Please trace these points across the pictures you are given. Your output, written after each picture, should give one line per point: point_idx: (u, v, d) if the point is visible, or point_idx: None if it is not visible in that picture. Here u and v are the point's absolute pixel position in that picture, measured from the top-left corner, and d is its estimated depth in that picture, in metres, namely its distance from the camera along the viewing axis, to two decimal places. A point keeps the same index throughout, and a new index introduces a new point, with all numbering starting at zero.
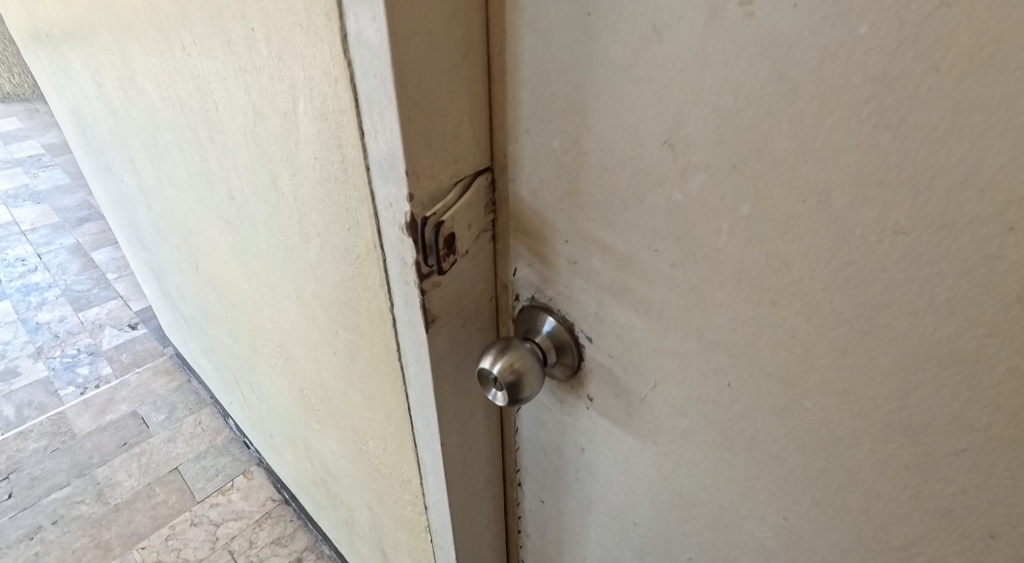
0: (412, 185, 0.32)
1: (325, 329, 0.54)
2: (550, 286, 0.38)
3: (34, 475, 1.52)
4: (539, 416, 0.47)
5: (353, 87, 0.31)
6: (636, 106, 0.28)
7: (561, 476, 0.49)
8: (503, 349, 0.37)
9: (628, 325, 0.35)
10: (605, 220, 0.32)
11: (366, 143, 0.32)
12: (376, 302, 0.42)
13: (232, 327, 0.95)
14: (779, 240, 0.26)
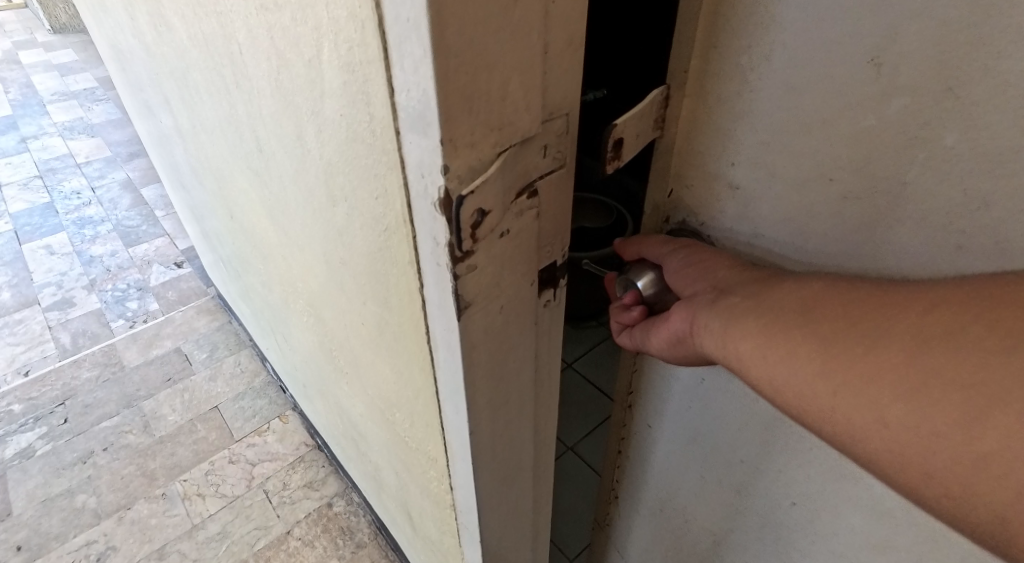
0: (449, 155, 0.27)
1: (353, 297, 0.50)
2: (703, 211, 0.42)
3: (87, 402, 1.58)
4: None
5: (383, 34, 0.25)
6: (849, 20, 0.29)
7: (686, 391, 0.51)
8: (650, 269, 0.43)
9: (782, 258, 0.39)
10: (777, 144, 0.35)
11: (397, 100, 0.27)
12: (405, 279, 0.37)
13: (265, 278, 0.93)
14: (982, 171, 0.29)
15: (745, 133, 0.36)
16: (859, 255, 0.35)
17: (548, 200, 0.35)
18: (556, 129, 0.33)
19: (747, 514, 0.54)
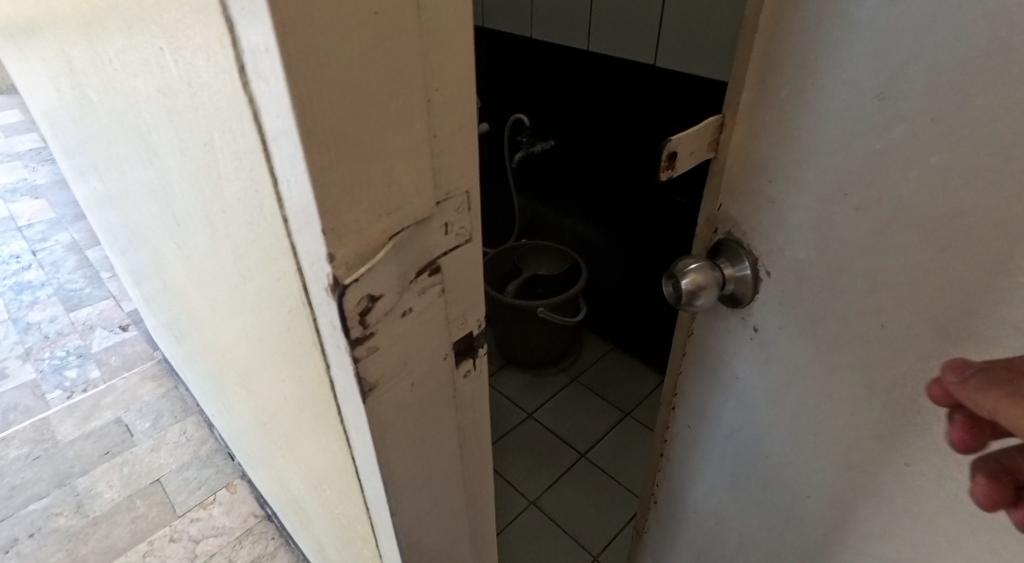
0: (333, 244, 0.27)
1: (275, 372, 0.49)
2: (745, 223, 0.49)
3: (14, 483, 1.48)
4: (706, 347, 0.58)
5: (259, 128, 0.25)
6: (864, 56, 0.37)
7: (717, 390, 0.59)
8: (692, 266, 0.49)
9: (804, 263, 0.46)
10: (802, 159, 0.43)
11: (281, 191, 0.27)
12: (313, 360, 0.37)
13: (202, 344, 0.90)
14: (964, 184, 0.35)
15: (782, 152, 0.44)
16: (863, 277, 0.42)
17: (456, 273, 0.36)
18: (456, 205, 0.33)
19: (765, 514, 0.60)
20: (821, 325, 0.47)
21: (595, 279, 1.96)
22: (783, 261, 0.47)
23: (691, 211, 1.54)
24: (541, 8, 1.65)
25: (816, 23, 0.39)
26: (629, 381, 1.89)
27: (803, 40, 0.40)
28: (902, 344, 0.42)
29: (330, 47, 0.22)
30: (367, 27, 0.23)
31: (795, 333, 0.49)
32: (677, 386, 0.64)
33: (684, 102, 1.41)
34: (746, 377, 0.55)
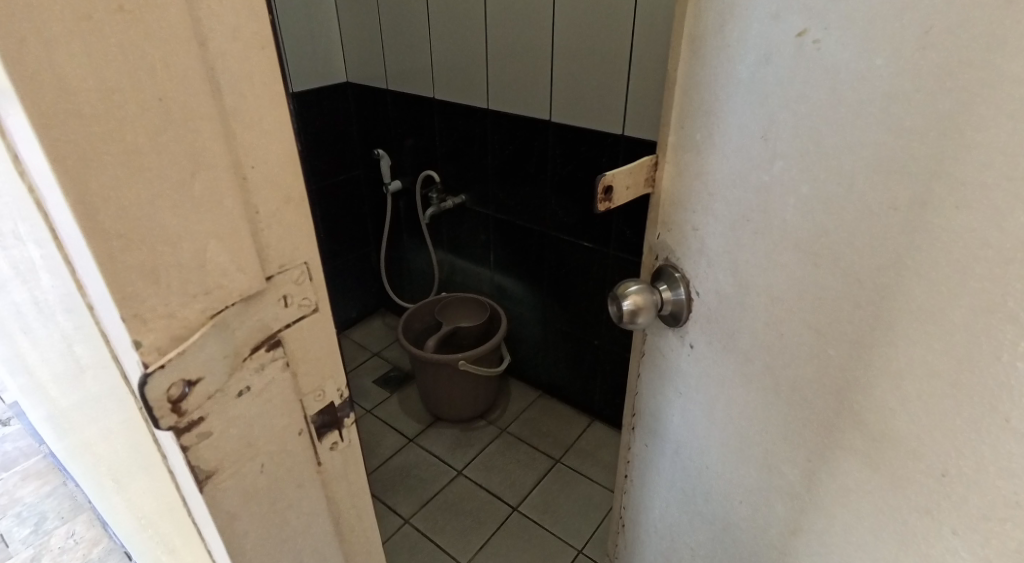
0: (137, 329, 0.29)
1: (129, 464, 0.46)
2: (679, 249, 0.61)
3: None
4: (657, 362, 0.69)
5: (51, 223, 0.28)
6: (749, 108, 0.49)
7: (666, 404, 0.70)
8: (630, 291, 0.61)
9: (722, 284, 0.57)
10: (713, 193, 0.55)
11: (85, 286, 0.29)
12: (149, 448, 0.36)
13: (77, 443, 0.83)
14: (826, 207, 0.46)
15: (700, 187, 0.56)
16: (762, 289, 0.53)
17: (300, 345, 0.37)
18: (289, 278, 0.35)
19: (713, 516, 0.69)
20: (734, 341, 0.58)
21: (516, 327, 1.97)
22: (705, 283, 0.59)
23: (599, 255, 1.59)
24: (440, 69, 1.69)
25: (717, 83, 0.51)
26: (558, 427, 1.89)
27: (709, 97, 0.52)
28: (789, 351, 0.52)
29: (105, 148, 0.26)
30: (148, 111, 0.27)
31: (716, 346, 0.60)
32: (638, 398, 0.75)
33: (581, 151, 1.48)
34: (685, 387, 0.66)
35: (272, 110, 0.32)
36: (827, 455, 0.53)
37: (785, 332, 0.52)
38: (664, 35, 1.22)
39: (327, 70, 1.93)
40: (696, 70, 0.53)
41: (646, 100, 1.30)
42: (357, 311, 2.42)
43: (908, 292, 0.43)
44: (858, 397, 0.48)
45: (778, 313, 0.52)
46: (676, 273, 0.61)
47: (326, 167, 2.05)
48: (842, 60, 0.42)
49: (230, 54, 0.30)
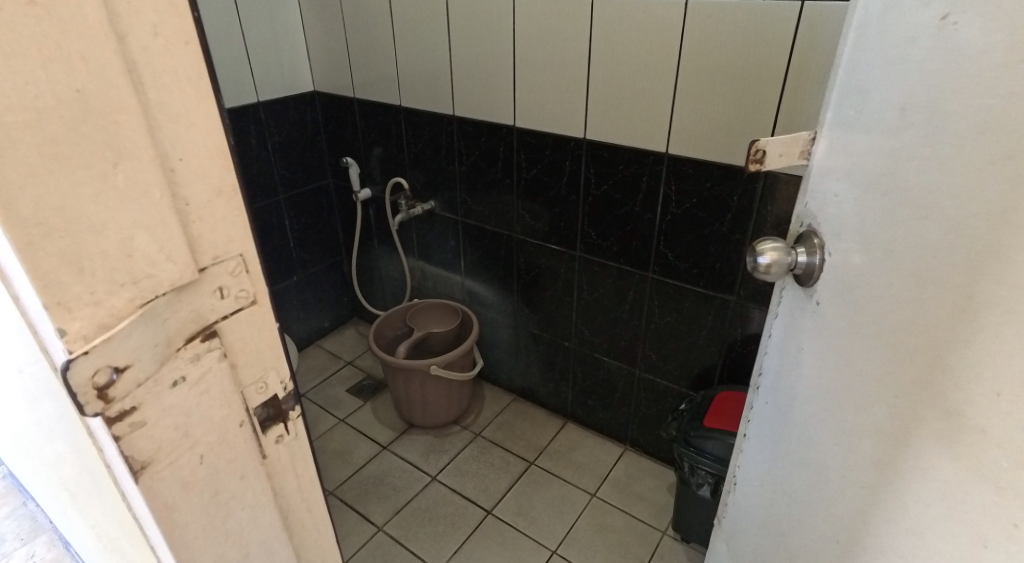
0: (62, 316, 0.30)
1: (71, 471, 0.46)
2: (820, 215, 0.62)
3: None
4: (785, 324, 0.70)
5: None
6: (891, 82, 0.51)
7: (781, 370, 0.71)
8: (766, 245, 0.63)
9: (845, 250, 0.58)
10: (852, 162, 0.56)
11: (6, 281, 0.30)
12: (84, 445, 0.37)
13: (20, 469, 0.80)
14: (943, 165, 0.46)
15: (843, 157, 0.58)
16: (880, 251, 0.53)
17: (235, 335, 0.39)
18: (224, 270, 0.37)
19: (796, 488, 0.68)
20: (846, 301, 0.58)
21: (488, 331, 1.98)
22: (837, 247, 0.59)
23: (566, 256, 1.61)
24: (406, 77, 1.70)
25: (869, 63, 0.53)
26: (531, 429, 1.89)
27: (862, 77, 0.55)
28: (891, 307, 0.52)
29: (16, 139, 0.27)
30: (64, 101, 0.28)
31: (834, 304, 0.60)
32: (763, 362, 0.76)
33: (545, 155, 1.50)
34: (802, 348, 0.66)
35: (197, 109, 0.34)
36: (903, 418, 0.50)
37: (890, 288, 0.52)
38: (621, 40, 1.24)
39: (294, 79, 1.92)
40: (855, 55, 0.56)
41: (606, 104, 1.33)
42: (329, 321, 2.40)
43: (996, 245, 0.42)
44: (938, 362, 0.47)
45: (889, 274, 0.52)
46: (815, 241, 0.62)
47: (294, 177, 2.04)
48: (966, 36, 0.44)
49: (153, 51, 0.31)
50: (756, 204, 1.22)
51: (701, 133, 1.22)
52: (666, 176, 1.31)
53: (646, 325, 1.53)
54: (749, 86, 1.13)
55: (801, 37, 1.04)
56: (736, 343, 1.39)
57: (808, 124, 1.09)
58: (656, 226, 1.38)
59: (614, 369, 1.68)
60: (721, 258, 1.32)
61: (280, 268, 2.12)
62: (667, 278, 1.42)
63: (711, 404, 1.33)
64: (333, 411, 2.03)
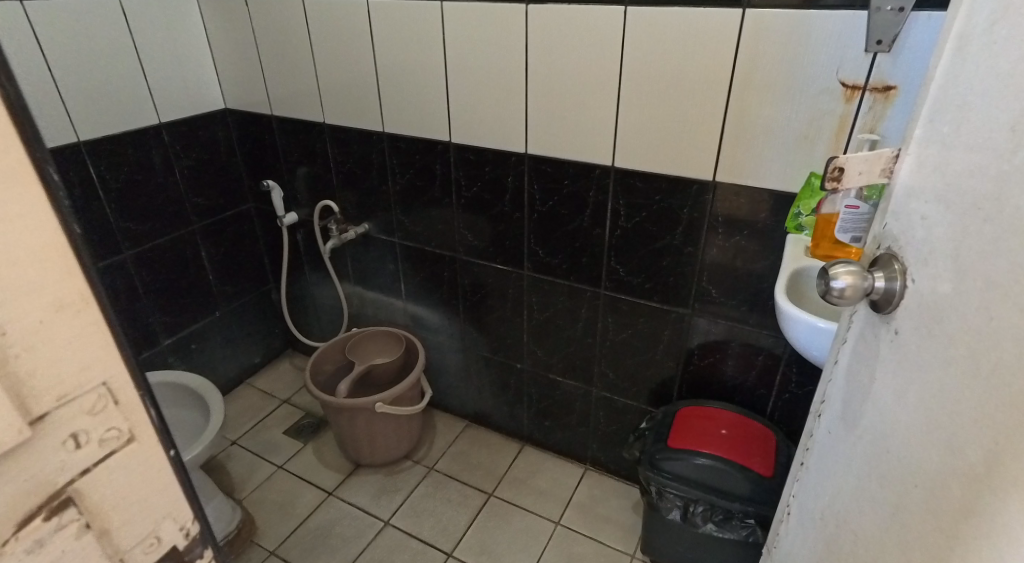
0: None
1: None
2: (901, 238, 0.57)
3: None
4: (855, 353, 0.65)
5: None
6: (1001, 99, 0.46)
7: (852, 397, 0.65)
8: (846, 268, 0.58)
9: (935, 277, 0.52)
10: (947, 183, 0.51)
11: None
12: None
13: None
14: None
15: (936, 178, 0.53)
16: (981, 279, 0.47)
17: (94, 473, 0.42)
18: (79, 408, 0.40)
19: (861, 529, 0.61)
20: (938, 330, 0.52)
21: (435, 357, 1.87)
22: (924, 274, 0.54)
23: (514, 275, 1.52)
24: (328, 91, 1.57)
25: (972, 77, 0.49)
26: (488, 457, 1.80)
27: (965, 91, 0.50)
28: (993, 342, 0.45)
29: None
30: None
31: (919, 334, 0.54)
32: (826, 390, 0.71)
33: (485, 171, 1.41)
34: (877, 379, 0.60)
35: (36, 209, 0.36)
36: (1005, 471, 0.43)
37: (997, 321, 0.45)
38: (559, 50, 1.18)
39: (201, 97, 1.76)
40: (954, 68, 0.51)
41: (546, 116, 1.26)
42: (260, 356, 2.22)
43: None
44: None
45: (992, 307, 0.46)
46: (897, 266, 0.57)
47: (209, 204, 1.86)
48: None
49: None
50: (707, 215, 1.18)
51: (646, 145, 1.17)
52: (613, 190, 1.26)
53: (601, 342, 1.47)
54: (693, 96, 1.08)
55: (744, 45, 1.01)
56: (694, 356, 1.35)
57: (756, 133, 1.06)
58: (606, 241, 1.32)
59: (570, 389, 1.61)
60: (674, 270, 1.27)
61: (200, 304, 1.93)
62: (620, 294, 1.37)
63: (675, 422, 1.27)
64: (270, 457, 1.86)
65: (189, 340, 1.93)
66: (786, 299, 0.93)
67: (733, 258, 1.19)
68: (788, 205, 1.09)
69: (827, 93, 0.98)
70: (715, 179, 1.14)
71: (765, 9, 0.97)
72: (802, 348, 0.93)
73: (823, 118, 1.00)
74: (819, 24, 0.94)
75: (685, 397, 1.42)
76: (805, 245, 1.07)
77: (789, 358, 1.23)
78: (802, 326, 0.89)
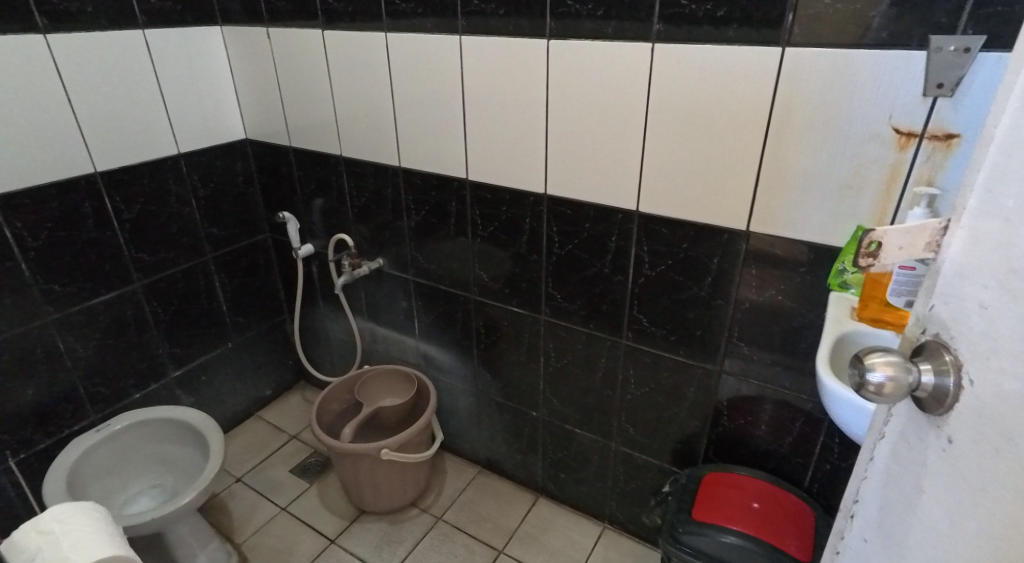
0: None
1: None
2: (954, 324, 0.50)
3: None
4: (897, 452, 0.57)
5: None
6: None
7: (899, 503, 0.57)
8: (886, 360, 0.52)
9: (1002, 380, 0.45)
10: (1014, 271, 0.44)
11: None
12: None
13: None
14: None
15: (999, 261, 0.46)
16: None
17: None
18: None
19: None
20: (1012, 451, 0.45)
21: (446, 399, 1.78)
22: (986, 377, 0.47)
23: (529, 320, 1.44)
24: (345, 124, 1.53)
25: None
26: (499, 510, 1.70)
27: None
28: None
29: None
30: None
31: (982, 450, 0.47)
32: (860, 488, 0.62)
33: (501, 211, 1.35)
34: (929, 490, 0.53)
35: None
36: None
37: None
38: (580, 88, 1.12)
39: (220, 127, 1.73)
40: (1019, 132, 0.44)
41: (566, 156, 1.19)
42: (271, 388, 2.16)
43: None
44: None
45: None
46: (946, 358, 0.50)
47: (224, 234, 1.83)
48: None
49: None
50: (738, 265, 1.09)
51: (673, 190, 1.09)
52: (637, 236, 1.17)
53: (621, 394, 1.37)
54: (725, 139, 1.00)
55: (782, 86, 0.93)
56: (722, 415, 1.25)
57: (793, 181, 0.97)
58: (627, 289, 1.24)
59: (587, 442, 1.51)
60: (701, 323, 1.18)
61: (210, 336, 1.88)
62: (642, 344, 1.28)
63: (699, 490, 1.17)
64: (272, 498, 1.78)
65: (197, 373, 1.87)
66: (829, 372, 0.87)
67: (768, 313, 1.10)
68: (830, 259, 0.99)
69: (876, 139, 0.89)
70: (747, 229, 1.05)
71: (806, 47, 0.89)
72: (843, 425, 0.88)
73: (870, 166, 0.91)
74: (867, 65, 0.86)
75: (710, 459, 1.31)
76: (849, 305, 0.98)
77: (828, 425, 1.12)
78: (843, 403, 0.85)
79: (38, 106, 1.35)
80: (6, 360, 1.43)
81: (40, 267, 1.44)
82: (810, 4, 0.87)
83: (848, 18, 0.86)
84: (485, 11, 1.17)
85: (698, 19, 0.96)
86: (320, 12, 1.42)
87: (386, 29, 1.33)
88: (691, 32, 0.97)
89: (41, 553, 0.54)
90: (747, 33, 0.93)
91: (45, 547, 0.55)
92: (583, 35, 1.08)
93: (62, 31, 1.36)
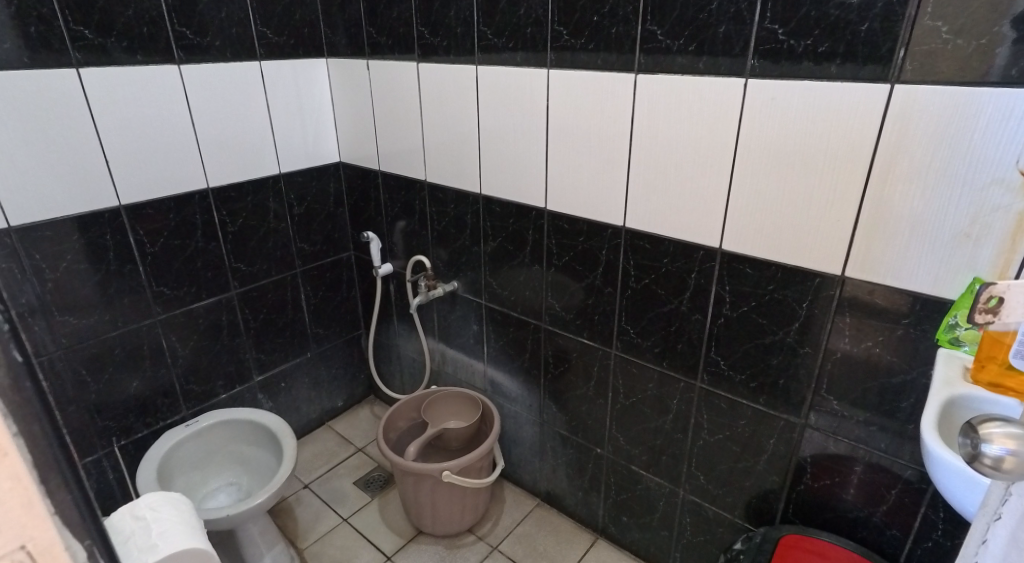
0: None
1: None
2: None
3: None
4: (1017, 538, 0.51)
5: None
6: None
7: None
8: (1009, 432, 0.46)
9: None
10: None
11: None
12: None
13: None
14: None
15: None
16: None
17: None
18: None
19: None
20: None
21: (511, 427, 1.77)
22: None
23: (601, 353, 1.41)
24: (432, 151, 1.58)
25: None
26: (557, 546, 1.65)
27: None
28: None
29: None
30: None
31: None
32: None
33: (578, 242, 1.34)
34: None
35: None
36: None
37: None
38: (668, 123, 1.10)
39: (317, 150, 1.84)
40: None
41: (648, 191, 1.17)
42: (342, 400, 2.22)
43: None
44: None
45: None
46: None
47: (313, 250, 1.92)
48: None
49: None
50: (831, 313, 1.02)
51: (760, 229, 1.04)
52: (719, 275, 1.13)
53: (693, 439, 1.31)
54: (823, 179, 0.95)
55: (890, 125, 0.87)
56: (804, 472, 1.16)
57: (899, 226, 0.90)
58: (705, 329, 1.19)
59: (653, 486, 1.44)
60: (785, 371, 1.11)
61: (293, 345, 1.97)
62: (718, 389, 1.22)
63: (777, 551, 1.11)
64: (336, 508, 1.82)
65: (278, 379, 1.96)
66: (937, 438, 0.79)
67: (863, 366, 1.01)
68: (940, 312, 0.91)
69: (999, 185, 0.81)
70: (843, 274, 0.98)
71: (918, 85, 0.84)
72: (951, 496, 0.79)
73: (991, 214, 0.83)
74: (990, 104, 0.79)
75: (789, 519, 1.22)
76: (962, 364, 0.89)
77: (931, 497, 1.01)
78: (954, 474, 0.76)
79: (166, 126, 1.49)
80: (118, 354, 1.55)
81: (154, 271, 1.56)
82: (925, 40, 0.82)
83: (970, 55, 0.79)
84: (575, 45, 1.18)
85: (798, 55, 0.92)
86: (417, 46, 1.49)
87: (478, 63, 1.37)
88: (789, 69, 0.94)
89: (134, 538, 0.55)
90: (850, 69, 0.88)
91: (137, 532, 0.56)
92: (674, 71, 1.06)
93: (192, 62, 1.49)
